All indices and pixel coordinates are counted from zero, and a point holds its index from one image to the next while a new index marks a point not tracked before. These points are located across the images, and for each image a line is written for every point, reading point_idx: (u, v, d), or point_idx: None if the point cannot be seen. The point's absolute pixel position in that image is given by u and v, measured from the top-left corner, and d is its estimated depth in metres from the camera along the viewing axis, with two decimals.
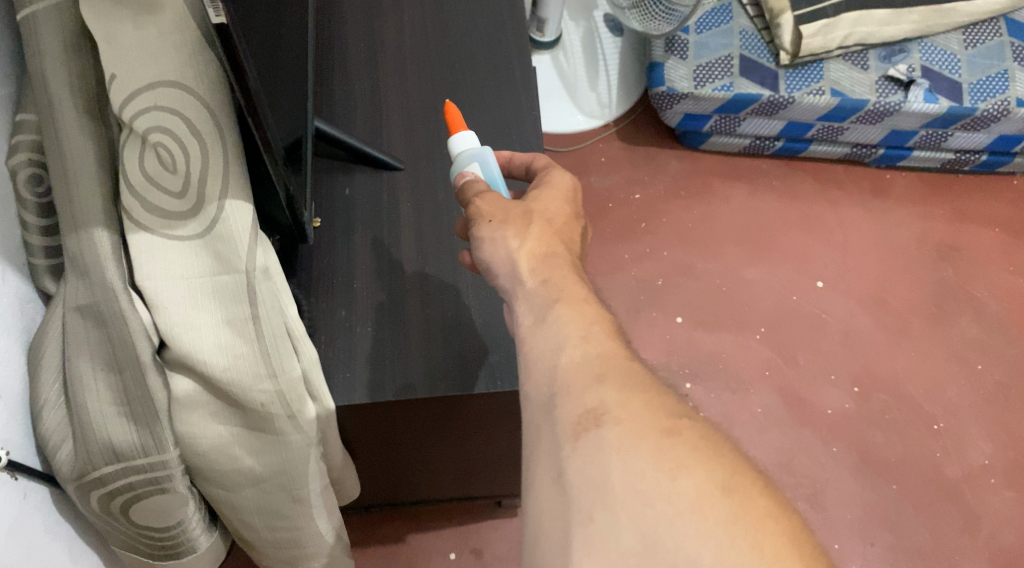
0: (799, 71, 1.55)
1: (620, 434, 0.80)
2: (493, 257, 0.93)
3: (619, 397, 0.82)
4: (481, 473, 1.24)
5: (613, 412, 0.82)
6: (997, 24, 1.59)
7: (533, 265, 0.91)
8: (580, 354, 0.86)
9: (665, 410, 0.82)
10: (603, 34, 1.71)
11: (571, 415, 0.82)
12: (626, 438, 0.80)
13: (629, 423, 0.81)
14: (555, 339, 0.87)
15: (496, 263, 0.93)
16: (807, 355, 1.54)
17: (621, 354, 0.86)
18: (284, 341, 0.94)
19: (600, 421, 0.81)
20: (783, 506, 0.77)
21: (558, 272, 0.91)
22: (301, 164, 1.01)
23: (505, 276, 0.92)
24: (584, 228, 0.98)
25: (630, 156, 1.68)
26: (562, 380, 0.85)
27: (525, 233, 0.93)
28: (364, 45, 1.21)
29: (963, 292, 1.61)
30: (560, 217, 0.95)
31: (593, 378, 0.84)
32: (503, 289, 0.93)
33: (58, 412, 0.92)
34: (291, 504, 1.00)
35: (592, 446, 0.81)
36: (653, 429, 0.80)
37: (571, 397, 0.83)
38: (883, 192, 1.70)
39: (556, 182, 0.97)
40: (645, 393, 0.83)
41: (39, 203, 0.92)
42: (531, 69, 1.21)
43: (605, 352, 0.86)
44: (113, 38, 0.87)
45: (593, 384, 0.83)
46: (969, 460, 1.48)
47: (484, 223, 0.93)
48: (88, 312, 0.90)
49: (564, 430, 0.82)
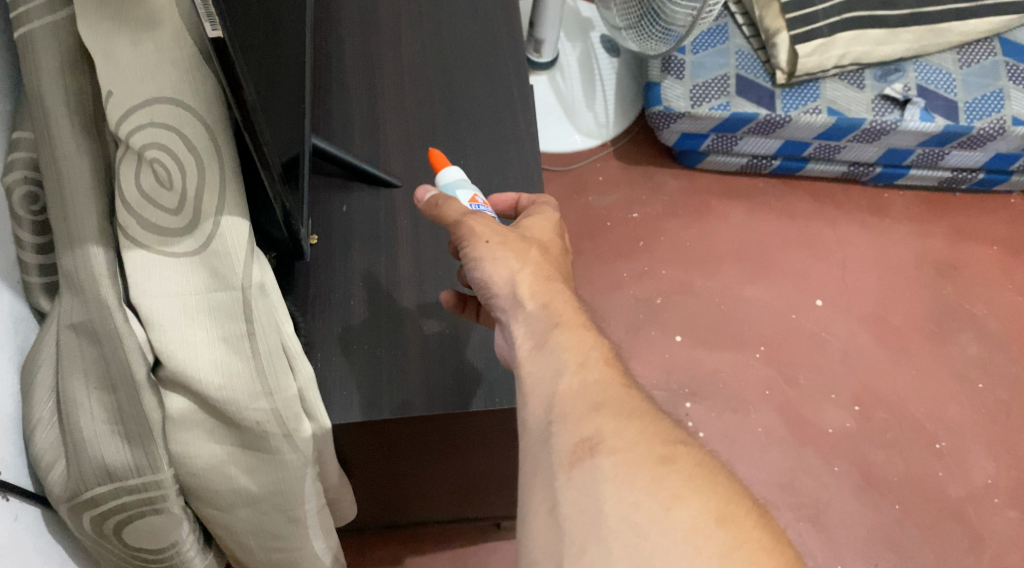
0: (795, 91, 1.56)
1: (614, 464, 0.80)
2: (492, 277, 0.91)
3: (615, 426, 0.82)
4: (479, 494, 1.23)
5: (608, 441, 0.81)
6: (991, 44, 1.60)
7: (533, 288, 0.91)
8: (578, 380, 0.85)
9: (661, 437, 0.82)
10: (600, 54, 1.72)
11: (567, 444, 0.82)
12: (621, 468, 0.80)
13: (624, 452, 0.80)
14: (552, 363, 0.87)
15: (494, 279, 0.92)
16: (807, 374, 1.53)
17: (619, 381, 0.85)
18: (280, 359, 0.93)
19: (595, 451, 0.81)
20: (777, 538, 0.77)
21: (557, 292, 0.91)
22: (298, 181, 1.01)
23: (504, 296, 0.91)
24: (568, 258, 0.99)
25: (628, 175, 1.68)
26: (560, 407, 0.84)
27: (525, 256, 0.92)
28: (362, 62, 1.21)
29: (963, 310, 1.61)
30: (550, 244, 0.95)
31: (590, 407, 0.83)
32: (498, 306, 0.92)
33: (52, 433, 0.90)
34: (287, 524, 0.98)
35: (587, 476, 0.80)
36: (649, 458, 0.80)
37: (567, 423, 0.83)
38: (881, 211, 1.70)
39: (544, 213, 0.98)
40: (642, 421, 0.83)
41: (34, 221, 0.92)
42: (528, 87, 1.21)
43: (600, 379, 0.85)
44: (110, 56, 0.88)
45: (592, 413, 0.83)
46: (971, 479, 1.47)
47: (482, 241, 0.92)
48: (83, 330, 0.89)
49: (559, 458, 0.81)
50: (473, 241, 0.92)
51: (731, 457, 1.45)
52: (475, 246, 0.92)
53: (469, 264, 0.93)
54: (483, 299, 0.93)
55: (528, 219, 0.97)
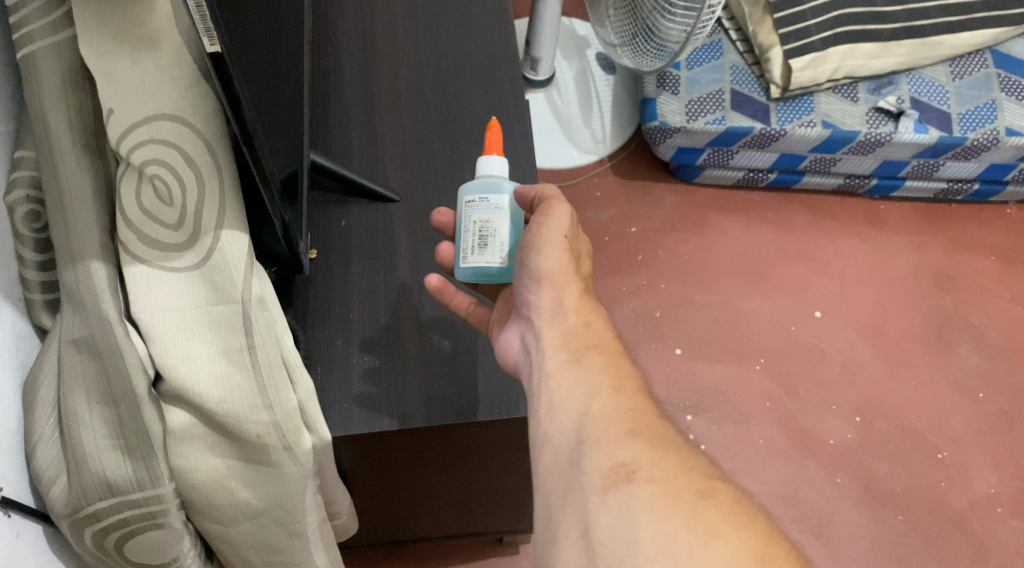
0: (789, 104, 1.57)
1: (652, 493, 0.82)
2: (546, 277, 0.95)
3: (653, 456, 0.84)
4: (480, 508, 1.23)
5: (646, 469, 0.83)
6: (983, 57, 1.61)
7: (577, 304, 0.95)
8: (611, 405, 0.88)
9: (699, 472, 0.83)
10: (596, 72, 1.74)
11: (601, 469, 0.84)
12: (659, 498, 0.81)
13: (661, 482, 0.82)
14: (588, 384, 0.90)
15: (547, 279, 0.95)
16: (807, 386, 1.53)
17: (650, 412, 0.88)
18: (280, 372, 0.94)
19: (632, 477, 0.83)
20: None
21: (597, 316, 0.96)
22: (297, 197, 1.01)
23: (548, 300, 0.95)
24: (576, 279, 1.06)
25: (625, 191, 1.69)
26: (591, 428, 0.86)
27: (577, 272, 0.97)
28: (360, 80, 1.22)
29: (961, 320, 1.61)
30: (587, 262, 1.01)
31: (624, 433, 0.86)
32: (536, 307, 0.96)
33: (54, 448, 0.91)
34: (288, 539, 0.98)
35: (621, 502, 0.82)
36: (687, 492, 0.82)
37: (599, 449, 0.85)
38: (878, 222, 1.71)
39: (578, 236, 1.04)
40: (679, 454, 0.84)
41: (37, 239, 0.93)
42: (524, 102, 1.22)
43: (633, 407, 0.88)
44: (110, 74, 0.89)
45: (627, 438, 0.85)
46: (975, 490, 1.47)
47: (558, 237, 0.95)
48: (84, 345, 0.90)
49: (594, 483, 0.83)
50: (553, 233, 0.95)
51: (733, 470, 1.45)
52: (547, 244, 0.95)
53: (529, 250, 0.96)
54: (524, 291, 0.97)
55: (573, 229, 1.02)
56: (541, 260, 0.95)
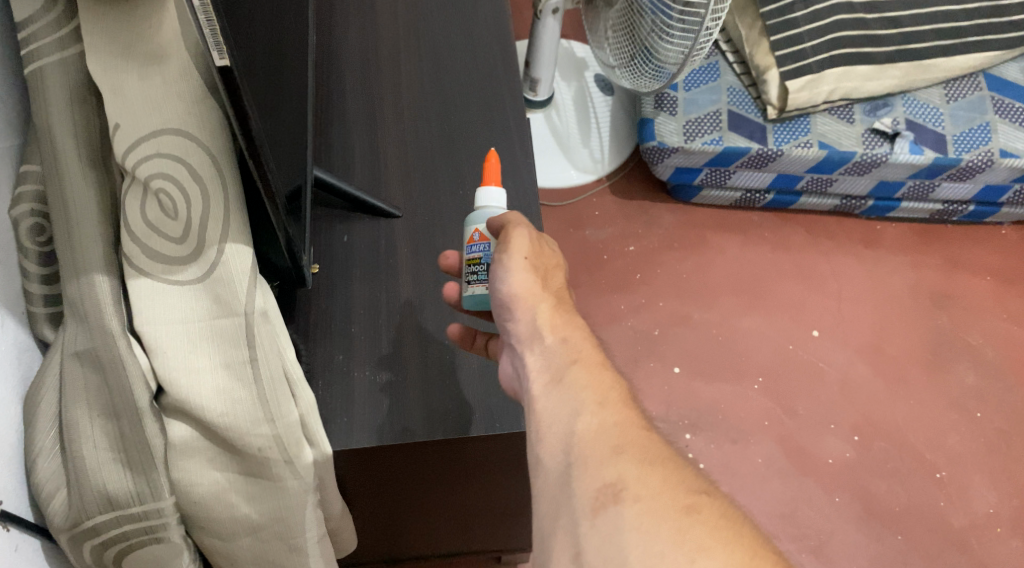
0: (786, 125, 1.59)
1: (638, 512, 0.82)
2: (517, 296, 0.94)
3: (640, 474, 0.84)
4: (479, 525, 1.22)
5: (631, 487, 0.83)
6: (976, 79, 1.63)
7: (553, 318, 0.94)
8: (595, 421, 0.87)
9: (684, 486, 0.83)
10: (594, 93, 1.76)
11: (589, 491, 0.83)
12: (644, 518, 0.81)
13: (648, 500, 0.82)
14: (569, 404, 0.89)
15: (517, 299, 0.94)
16: (805, 405, 1.54)
17: (636, 423, 0.87)
18: (282, 385, 0.94)
19: (618, 497, 0.83)
20: None
21: (576, 332, 0.93)
22: (301, 213, 1.02)
23: (523, 320, 0.94)
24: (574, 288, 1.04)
25: (623, 211, 1.71)
26: (578, 449, 0.86)
27: (547, 287, 0.95)
28: (363, 97, 1.23)
29: (959, 340, 1.62)
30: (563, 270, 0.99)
31: (610, 450, 0.85)
32: (513, 332, 0.95)
33: (55, 462, 0.90)
34: (289, 554, 0.97)
35: (610, 524, 0.82)
36: (672, 507, 0.82)
37: (587, 471, 0.84)
38: (874, 242, 1.72)
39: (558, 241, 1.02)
40: (664, 467, 0.84)
41: (40, 252, 0.93)
42: (526, 119, 1.23)
43: (619, 421, 0.87)
44: (118, 90, 0.90)
45: (613, 456, 0.85)
46: (974, 510, 1.47)
47: (520, 257, 0.94)
48: (86, 357, 0.90)
49: (583, 506, 0.83)
50: (514, 254, 0.94)
51: (733, 488, 1.46)
52: (512, 247, 0.95)
53: (500, 276, 0.95)
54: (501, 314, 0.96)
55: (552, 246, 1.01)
56: (513, 283, 0.94)
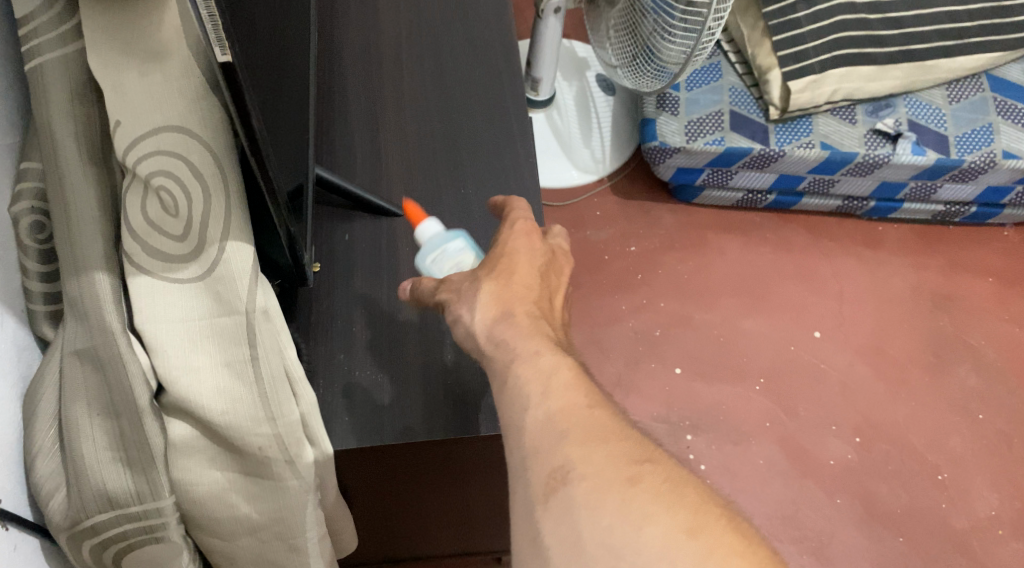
0: (788, 126, 1.59)
1: (586, 491, 0.79)
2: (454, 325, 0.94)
3: (582, 452, 0.81)
4: (478, 526, 1.22)
5: (577, 468, 0.80)
6: (979, 80, 1.63)
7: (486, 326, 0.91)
8: (537, 410, 0.84)
9: (626, 457, 0.80)
10: (596, 93, 1.75)
11: (540, 476, 0.81)
12: (592, 495, 0.79)
13: (594, 477, 0.79)
14: (517, 396, 0.86)
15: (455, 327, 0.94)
16: (806, 406, 1.53)
17: (579, 402, 0.84)
18: (283, 385, 0.93)
19: (567, 479, 0.80)
20: (752, 543, 0.77)
21: (510, 329, 0.90)
22: (303, 211, 1.01)
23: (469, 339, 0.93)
24: (551, 264, 0.97)
25: (625, 211, 1.70)
26: (528, 441, 0.83)
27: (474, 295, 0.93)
28: (363, 95, 1.23)
29: (960, 341, 1.62)
30: (505, 261, 0.95)
31: (556, 435, 0.82)
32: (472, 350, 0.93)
33: (53, 461, 0.90)
34: (288, 553, 0.97)
35: (563, 506, 0.79)
36: (617, 479, 0.79)
37: (537, 457, 0.82)
38: (876, 244, 1.71)
39: (508, 232, 0.97)
40: (608, 442, 0.81)
41: (40, 250, 0.92)
42: (526, 117, 1.23)
43: (557, 404, 0.84)
44: (119, 87, 0.89)
45: (559, 440, 0.82)
46: (975, 512, 1.46)
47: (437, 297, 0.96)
48: (86, 356, 0.89)
49: (535, 491, 0.81)
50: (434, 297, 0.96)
51: (732, 490, 1.46)
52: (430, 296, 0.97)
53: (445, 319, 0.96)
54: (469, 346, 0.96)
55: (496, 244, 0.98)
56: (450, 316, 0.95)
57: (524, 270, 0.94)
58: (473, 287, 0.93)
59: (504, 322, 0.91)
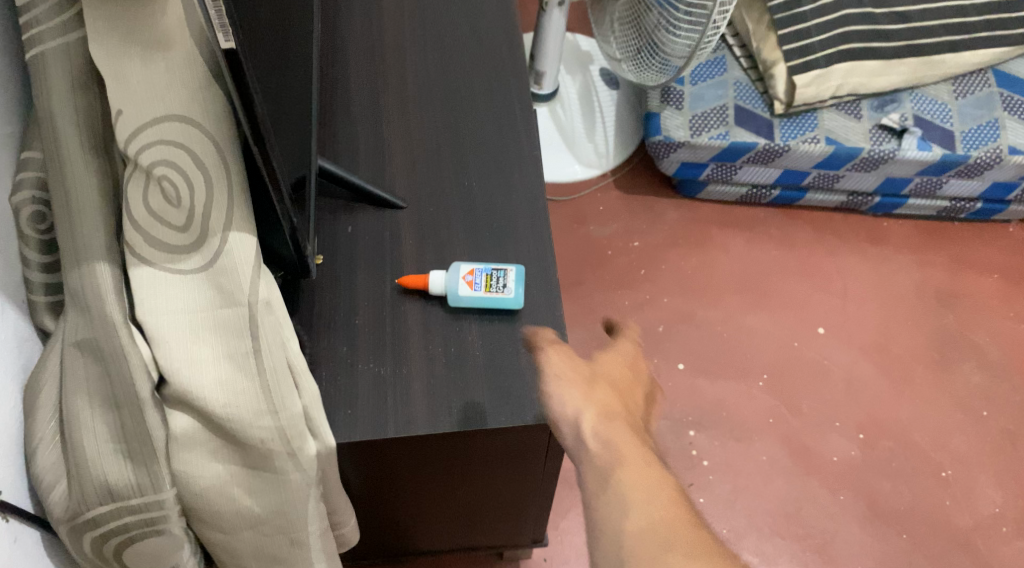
0: (793, 120, 1.58)
1: None
2: (560, 412, 0.90)
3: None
4: (481, 521, 1.21)
5: None
6: (985, 76, 1.62)
7: (595, 426, 0.88)
8: (642, 519, 0.80)
9: None
10: (600, 87, 1.74)
11: None
12: None
13: None
14: (618, 502, 0.81)
15: (558, 411, 0.91)
16: (810, 403, 1.53)
17: (687, 519, 0.80)
18: (285, 377, 0.92)
19: None
20: None
21: (620, 434, 0.86)
22: (305, 202, 1.01)
23: (570, 436, 0.89)
24: (651, 393, 0.97)
25: (628, 206, 1.70)
26: (629, 549, 0.78)
27: (590, 394, 0.90)
28: (367, 87, 1.22)
29: (965, 339, 1.61)
30: (617, 371, 0.94)
31: (660, 547, 0.78)
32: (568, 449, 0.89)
33: (54, 453, 0.89)
34: (290, 547, 0.96)
35: None
36: None
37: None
38: (880, 240, 1.71)
39: (619, 344, 0.97)
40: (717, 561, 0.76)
41: (41, 240, 0.92)
42: (532, 111, 1.22)
43: (663, 516, 0.80)
44: (121, 77, 0.88)
45: (661, 551, 0.77)
46: (979, 510, 1.46)
47: (551, 371, 0.92)
48: (87, 347, 0.89)
49: None
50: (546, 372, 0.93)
51: (735, 487, 1.45)
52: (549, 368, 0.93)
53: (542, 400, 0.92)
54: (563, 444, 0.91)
55: (601, 350, 0.97)
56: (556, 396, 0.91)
57: (624, 378, 0.94)
58: (581, 382, 0.91)
59: (605, 423, 0.88)
